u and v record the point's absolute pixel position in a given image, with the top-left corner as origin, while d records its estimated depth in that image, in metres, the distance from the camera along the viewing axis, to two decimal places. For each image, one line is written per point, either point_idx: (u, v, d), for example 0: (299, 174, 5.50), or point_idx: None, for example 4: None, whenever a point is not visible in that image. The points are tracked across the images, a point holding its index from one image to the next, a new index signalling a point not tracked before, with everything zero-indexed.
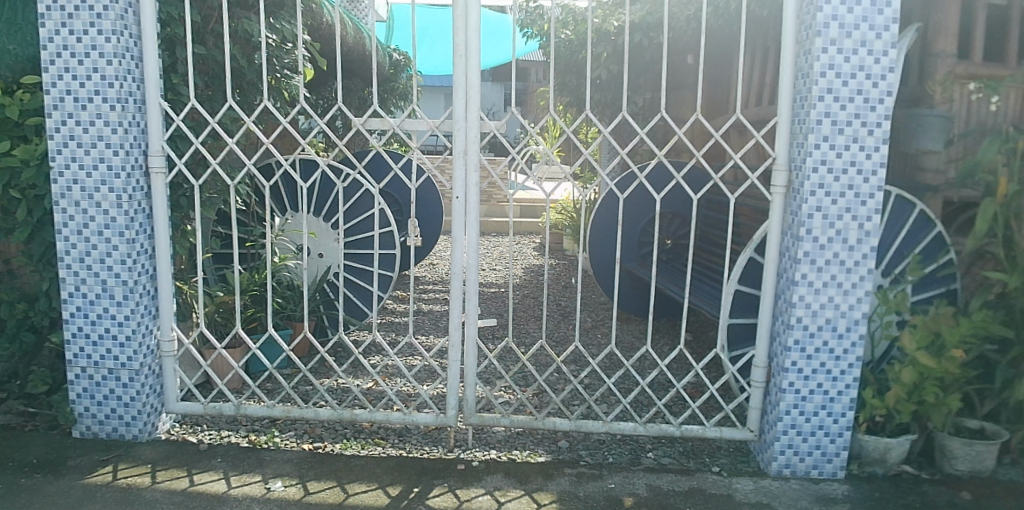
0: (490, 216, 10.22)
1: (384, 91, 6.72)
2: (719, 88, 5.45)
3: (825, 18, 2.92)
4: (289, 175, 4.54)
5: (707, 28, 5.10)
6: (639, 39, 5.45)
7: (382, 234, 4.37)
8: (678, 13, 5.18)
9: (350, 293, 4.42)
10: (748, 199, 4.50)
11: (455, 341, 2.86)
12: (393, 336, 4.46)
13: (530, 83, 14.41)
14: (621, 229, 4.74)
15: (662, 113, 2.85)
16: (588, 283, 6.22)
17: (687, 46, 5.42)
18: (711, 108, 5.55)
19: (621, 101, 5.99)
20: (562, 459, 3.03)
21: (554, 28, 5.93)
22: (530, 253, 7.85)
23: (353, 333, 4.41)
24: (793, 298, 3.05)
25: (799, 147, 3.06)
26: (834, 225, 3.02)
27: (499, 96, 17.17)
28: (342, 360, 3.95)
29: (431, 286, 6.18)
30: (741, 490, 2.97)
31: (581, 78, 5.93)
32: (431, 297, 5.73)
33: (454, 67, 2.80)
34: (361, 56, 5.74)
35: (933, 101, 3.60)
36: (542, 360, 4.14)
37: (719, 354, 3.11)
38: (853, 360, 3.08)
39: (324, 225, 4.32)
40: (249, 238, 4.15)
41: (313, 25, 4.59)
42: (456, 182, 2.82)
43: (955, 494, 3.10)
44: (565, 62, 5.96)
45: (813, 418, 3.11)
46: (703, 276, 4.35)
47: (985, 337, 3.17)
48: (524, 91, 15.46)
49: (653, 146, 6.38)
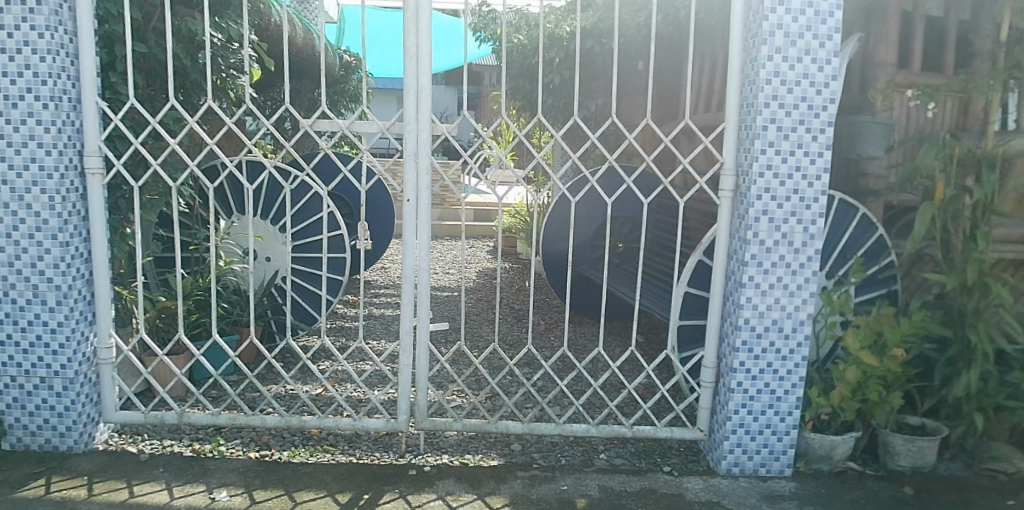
0: (443, 220, 10.17)
1: (334, 92, 6.63)
2: (668, 94, 5.54)
3: (770, 27, 2.99)
4: (234, 177, 4.45)
5: (657, 35, 5.19)
6: (591, 44, 5.51)
7: (331, 238, 4.32)
8: (629, 19, 5.26)
9: (298, 297, 4.35)
10: (697, 203, 4.58)
11: (406, 345, 2.84)
12: (343, 341, 4.39)
13: (483, 88, 14.41)
14: (574, 233, 4.77)
15: (611, 117, 2.87)
16: (542, 286, 6.24)
17: (638, 52, 5.50)
18: (662, 114, 5.64)
19: (573, 106, 6.04)
20: (515, 463, 3.02)
21: (507, 33, 5.96)
22: (484, 257, 7.84)
23: (301, 338, 4.35)
24: (741, 300, 3.11)
25: (746, 152, 3.13)
26: (780, 228, 3.09)
27: (454, 101, 17.14)
28: (290, 365, 3.88)
29: (382, 290, 6.12)
30: (691, 489, 3.02)
31: (533, 82, 5.96)
32: (382, 301, 5.67)
33: (404, 69, 2.78)
34: (310, 57, 5.67)
35: (874, 109, 3.72)
36: (495, 363, 4.13)
37: (669, 356, 3.15)
38: (799, 359, 3.16)
39: (271, 227, 4.24)
40: (192, 241, 4.04)
41: (260, 26, 4.52)
42: (406, 186, 2.80)
43: (898, 489, 3.20)
44: (518, 67, 5.98)
45: (761, 417, 3.17)
46: (653, 279, 4.40)
47: (925, 336, 3.30)
48: (478, 95, 15.47)
49: (605, 150, 6.44)
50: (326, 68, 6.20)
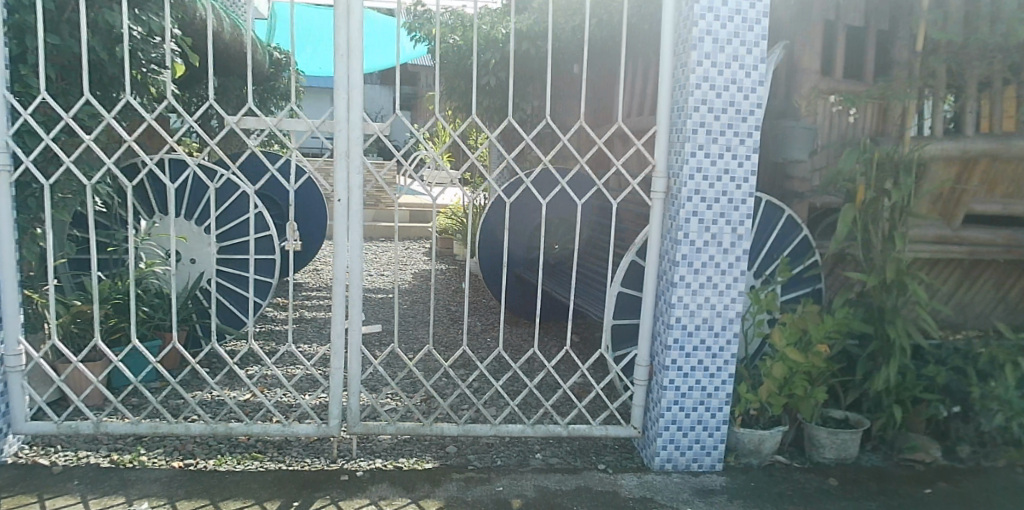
0: (377, 221, 10.05)
1: (262, 90, 6.39)
2: (603, 98, 5.63)
3: (700, 32, 3.07)
4: (156, 175, 4.29)
5: (591, 39, 5.26)
6: (527, 47, 5.53)
7: (259, 239, 4.22)
8: (563, 23, 5.30)
9: (224, 299, 4.25)
10: (631, 205, 4.66)
11: (338, 348, 2.80)
12: (271, 345, 4.28)
13: (419, 88, 14.31)
14: (510, 234, 4.78)
15: (545, 118, 2.88)
16: (478, 287, 6.23)
17: (572, 55, 5.56)
18: (596, 116, 5.71)
19: (508, 107, 6.06)
20: (450, 465, 3.01)
21: (442, 33, 5.92)
22: (420, 258, 7.78)
23: (228, 343, 4.24)
24: (673, 299, 3.18)
25: (677, 154, 3.20)
26: (710, 229, 3.17)
27: (389, 101, 16.98)
28: (216, 370, 3.77)
29: (314, 293, 6.00)
30: (625, 486, 3.07)
31: (469, 83, 5.96)
32: (313, 304, 5.57)
33: (336, 67, 2.74)
34: (238, 54, 5.53)
35: (799, 114, 3.86)
36: (429, 365, 4.10)
37: (603, 355, 3.19)
38: (728, 356, 3.25)
39: (195, 228, 4.12)
40: (110, 242, 3.87)
41: (184, 20, 4.38)
42: (338, 185, 2.75)
43: (823, 480, 3.32)
44: (453, 67, 5.96)
45: (693, 414, 3.24)
46: (587, 279, 4.45)
47: (847, 333, 3.44)
48: (413, 96, 15.37)
49: (540, 152, 6.50)
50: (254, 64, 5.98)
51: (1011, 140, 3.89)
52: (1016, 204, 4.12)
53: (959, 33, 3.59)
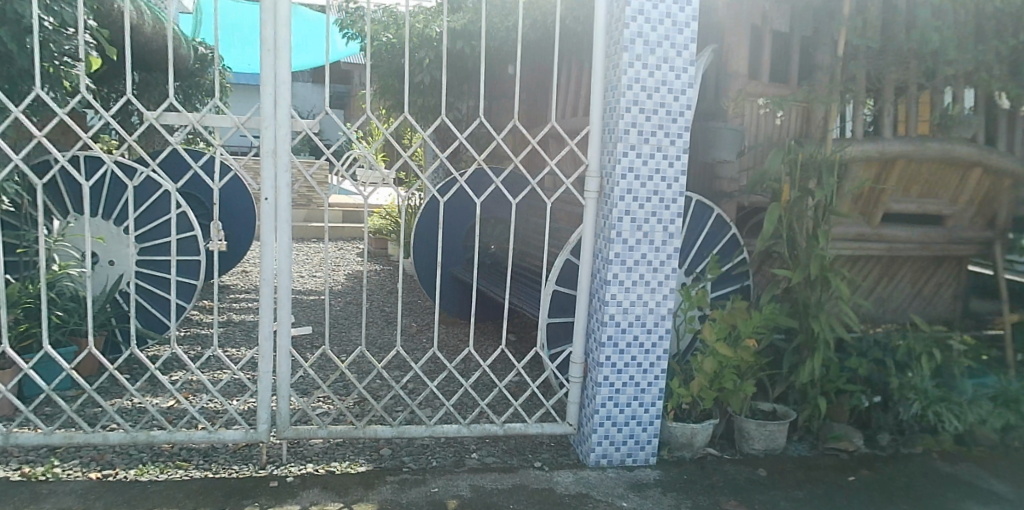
0: (308, 222, 9.86)
1: (186, 87, 6.10)
2: (537, 98, 5.68)
3: (631, 35, 3.13)
4: (70, 173, 4.12)
5: (524, 40, 5.29)
6: (461, 46, 5.51)
7: (182, 240, 4.11)
8: (497, 24, 5.31)
9: (145, 301, 4.13)
10: (565, 204, 4.71)
11: (266, 351, 2.74)
12: (197, 350, 4.15)
13: (352, 87, 14.11)
14: (443, 234, 4.79)
15: (479, 117, 2.87)
16: (414, 288, 6.18)
17: (506, 55, 5.56)
18: (530, 116, 5.75)
19: (442, 106, 6.04)
20: (384, 468, 2.98)
21: (374, 30, 5.84)
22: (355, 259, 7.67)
23: (149, 348, 4.11)
24: (606, 297, 3.23)
25: (609, 154, 3.26)
26: (642, 228, 3.24)
27: (321, 100, 16.67)
28: (137, 376, 3.63)
29: (242, 295, 5.85)
30: (561, 483, 3.10)
31: (402, 82, 5.91)
32: (241, 307, 5.42)
33: (262, 63, 2.67)
34: (160, 48, 5.34)
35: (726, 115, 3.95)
36: (363, 367, 4.05)
37: (539, 353, 3.22)
38: (661, 352, 3.32)
39: (113, 228, 3.96)
40: (19, 243, 3.69)
41: (98, 11, 4.20)
42: (264, 183, 2.69)
43: (753, 470, 3.43)
44: (386, 66, 5.88)
45: (627, 409, 3.30)
46: (522, 278, 4.48)
47: (774, 328, 3.56)
48: (347, 95, 15.14)
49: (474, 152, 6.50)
50: (175, 60, 5.67)
51: (926, 142, 4.04)
52: (929, 202, 4.30)
53: (876, 39, 3.75)
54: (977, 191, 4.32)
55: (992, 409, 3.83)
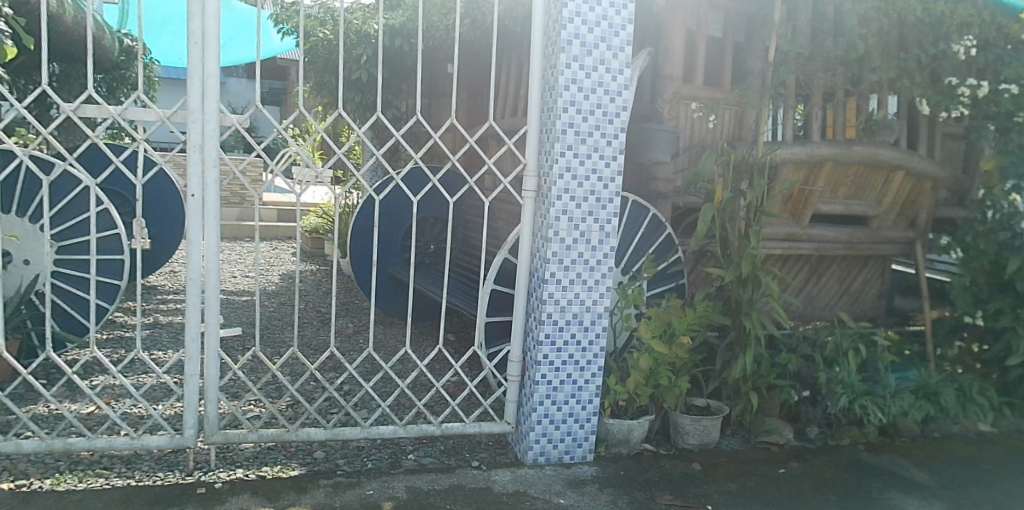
0: (240, 221, 9.61)
1: (111, 79, 5.87)
2: (476, 98, 5.68)
3: (568, 36, 3.16)
4: None
5: (462, 39, 5.28)
6: (399, 43, 5.48)
7: (105, 239, 3.95)
8: (436, 22, 5.29)
9: (63, 302, 3.95)
10: (504, 204, 4.73)
11: (193, 354, 2.66)
12: (120, 353, 4.00)
13: (288, 84, 13.82)
14: (379, 233, 4.74)
15: (416, 115, 2.84)
16: (353, 288, 6.10)
17: (446, 54, 5.53)
18: (470, 116, 5.75)
19: (379, 104, 5.98)
20: (317, 471, 2.93)
21: (310, 26, 5.74)
22: (291, 259, 7.51)
23: (67, 352, 4.00)
24: (544, 296, 3.26)
25: (547, 154, 3.28)
26: (579, 227, 3.28)
27: (256, 96, 16.27)
28: (54, 381, 3.48)
29: (170, 297, 5.67)
30: (498, 481, 3.11)
31: (338, 79, 5.83)
32: (168, 308, 5.25)
33: (189, 55, 2.59)
34: (82, 39, 5.13)
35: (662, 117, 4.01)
36: (296, 369, 3.98)
37: (476, 352, 3.22)
38: (597, 350, 3.38)
39: (28, 226, 3.76)
40: None
41: None
42: (190, 179, 2.61)
43: (687, 465, 3.51)
44: (322, 62, 5.79)
45: (564, 407, 3.34)
46: (460, 278, 4.47)
47: (707, 325, 3.66)
48: (283, 92, 14.82)
49: (413, 151, 6.46)
50: (100, 53, 5.43)
51: (853, 146, 4.15)
52: (855, 204, 4.40)
53: (805, 45, 3.89)
54: (900, 194, 4.47)
55: (912, 401, 4.02)
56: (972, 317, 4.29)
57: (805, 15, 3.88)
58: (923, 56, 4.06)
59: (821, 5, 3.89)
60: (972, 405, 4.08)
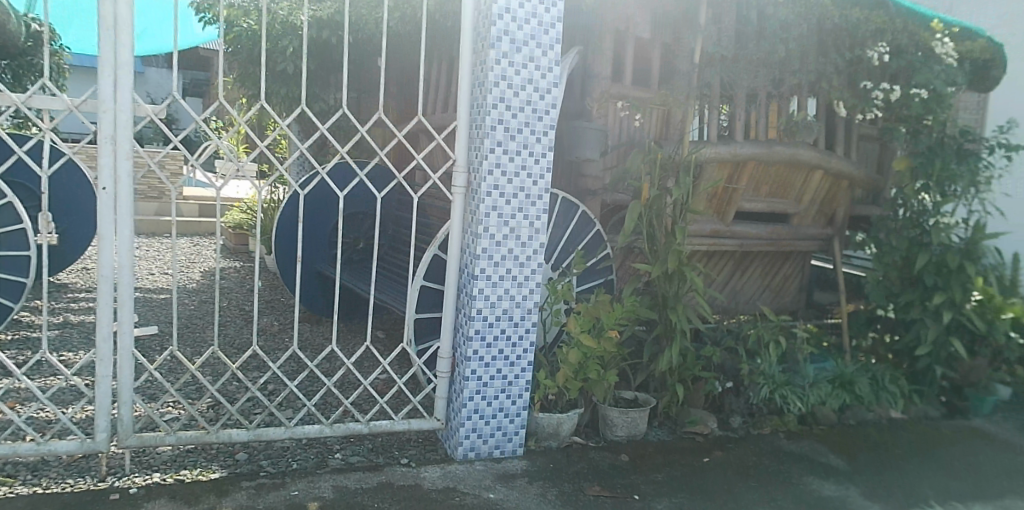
0: (159, 216, 9.24)
1: (16, 66, 5.55)
2: (407, 93, 5.64)
3: (498, 32, 3.17)
4: None
5: (392, 32, 5.21)
6: (327, 36, 5.37)
7: (10, 234, 3.80)
8: (366, 15, 5.21)
9: None
10: (433, 200, 4.71)
11: (105, 354, 2.55)
12: (25, 355, 3.80)
13: (210, 75, 13.35)
14: (303, 226, 4.65)
15: (343, 108, 2.79)
16: (279, 286, 5.95)
17: (377, 47, 5.46)
18: (400, 111, 5.69)
19: (307, 98, 5.85)
20: (239, 473, 2.87)
21: (233, 16, 5.57)
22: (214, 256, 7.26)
23: None
24: (474, 292, 3.26)
25: (476, 150, 3.29)
26: (509, 223, 3.30)
27: (176, 87, 15.65)
28: None
29: (81, 295, 5.41)
30: (427, 478, 3.11)
31: (263, 71, 5.67)
32: (79, 307, 5.01)
33: (100, 42, 2.47)
34: None
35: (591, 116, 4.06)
36: (217, 369, 3.86)
37: (406, 349, 3.20)
38: (527, 345, 3.41)
39: None
40: None
41: None
42: (102, 172, 2.51)
43: (616, 456, 3.58)
44: (246, 53, 5.62)
45: (494, 402, 3.36)
46: (389, 274, 4.44)
47: (634, 319, 3.75)
48: (205, 84, 14.31)
49: (342, 145, 6.35)
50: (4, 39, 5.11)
51: (774, 145, 4.25)
52: (777, 203, 4.53)
53: (730, 48, 4.02)
54: (818, 192, 4.61)
55: (829, 390, 4.21)
56: (885, 310, 4.54)
57: (730, 18, 4.01)
58: (839, 61, 4.25)
59: (745, 10, 4.02)
60: (884, 393, 4.31)
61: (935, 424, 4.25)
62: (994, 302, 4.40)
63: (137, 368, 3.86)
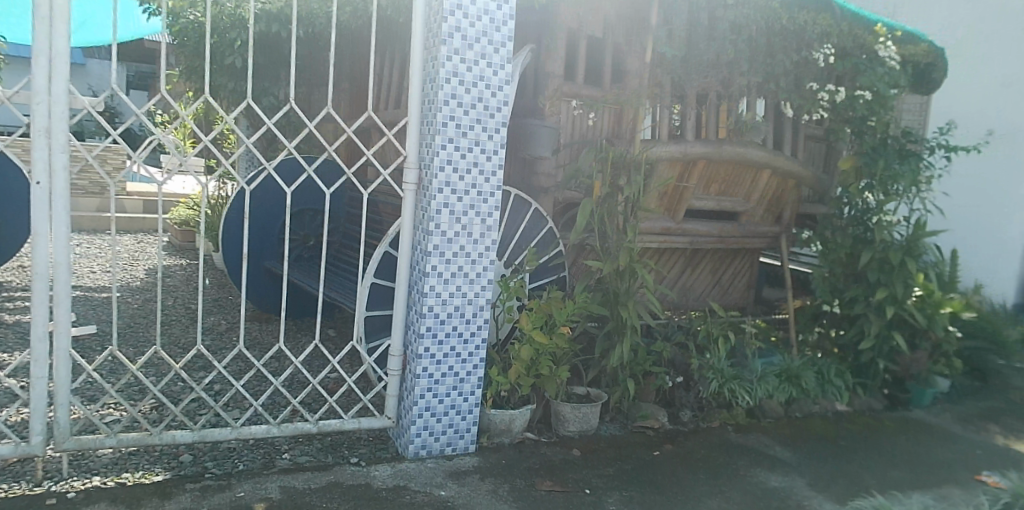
0: (100, 213, 8.96)
1: None
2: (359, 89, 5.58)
3: (449, 28, 3.16)
4: None
5: (343, 27, 5.15)
6: (277, 29, 5.28)
7: None
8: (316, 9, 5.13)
9: None
10: (385, 197, 4.68)
11: (40, 355, 2.47)
12: None
13: (155, 67, 12.98)
14: (248, 222, 4.55)
15: (291, 102, 2.74)
16: (227, 284, 5.83)
17: (328, 41, 5.38)
18: (351, 107, 5.63)
19: (255, 92, 5.74)
20: (183, 475, 2.82)
21: (178, 7, 5.42)
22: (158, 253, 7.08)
23: None
24: (425, 289, 3.25)
25: (427, 146, 3.28)
26: (460, 220, 3.30)
27: (120, 79, 15.18)
28: None
29: (16, 294, 5.22)
30: (378, 477, 3.10)
31: (210, 64, 5.55)
32: (13, 307, 4.83)
33: (33, 31, 2.38)
34: None
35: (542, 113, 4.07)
36: (161, 369, 3.78)
37: (356, 347, 3.18)
38: (479, 342, 3.42)
39: None
40: None
41: None
42: (36, 166, 2.42)
43: (568, 451, 3.61)
44: (192, 46, 5.49)
45: (445, 399, 3.37)
46: (339, 272, 4.39)
47: (586, 315, 3.79)
48: (150, 76, 13.91)
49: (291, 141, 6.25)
50: None
51: (723, 145, 4.30)
52: (726, 200, 4.61)
53: (681, 48, 4.08)
54: (766, 190, 4.69)
55: (776, 383, 4.32)
56: (830, 305, 4.68)
57: (681, 19, 4.06)
58: (786, 62, 4.35)
59: (696, 11, 4.09)
60: (829, 386, 4.44)
61: (878, 416, 4.39)
62: (933, 296, 4.55)
63: (76, 370, 3.75)
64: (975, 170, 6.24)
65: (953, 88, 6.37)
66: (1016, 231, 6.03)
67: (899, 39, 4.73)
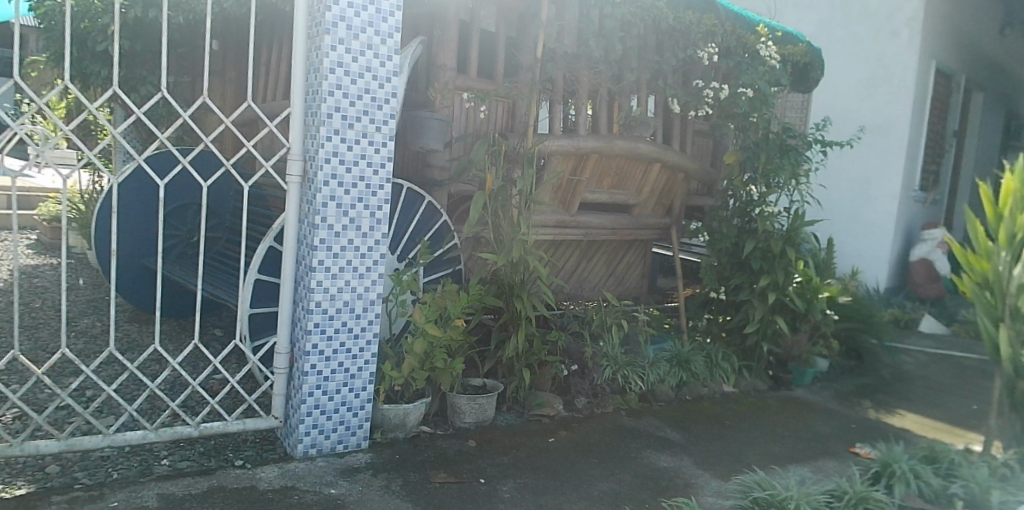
0: None
1: None
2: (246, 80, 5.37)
3: (333, 18, 3.10)
4: None
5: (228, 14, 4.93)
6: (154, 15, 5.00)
7: None
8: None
9: None
10: (273, 192, 4.54)
11: None
12: None
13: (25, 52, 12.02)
14: (120, 220, 4.39)
15: (161, 90, 2.60)
16: (104, 285, 5.50)
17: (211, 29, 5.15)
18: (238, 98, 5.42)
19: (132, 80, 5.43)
20: (48, 488, 2.66)
21: None
22: (25, 253, 6.56)
23: None
24: (312, 284, 3.19)
25: (312, 138, 3.21)
26: (348, 214, 3.26)
27: None
28: None
29: None
30: (265, 478, 3.02)
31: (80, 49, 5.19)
32: None
33: None
34: None
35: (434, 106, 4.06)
36: (24, 377, 3.53)
37: (239, 346, 3.08)
38: (370, 337, 3.40)
39: None
40: None
41: None
42: None
43: (463, 442, 3.64)
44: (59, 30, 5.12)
45: (336, 396, 3.32)
46: (224, 270, 4.23)
47: (481, 307, 3.83)
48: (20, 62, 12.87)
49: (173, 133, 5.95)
50: None
51: (614, 139, 4.43)
52: (619, 193, 4.73)
53: (571, 44, 4.16)
54: (657, 183, 4.88)
55: (667, 368, 4.49)
56: (717, 292, 4.91)
57: (572, 15, 4.12)
58: (673, 60, 4.51)
59: (586, 8, 4.17)
60: (717, 369, 4.65)
61: (761, 395, 4.63)
62: (812, 282, 4.79)
63: None
64: (846, 163, 6.85)
65: (828, 88, 6.99)
66: (882, 217, 6.67)
67: (781, 40, 4.92)
